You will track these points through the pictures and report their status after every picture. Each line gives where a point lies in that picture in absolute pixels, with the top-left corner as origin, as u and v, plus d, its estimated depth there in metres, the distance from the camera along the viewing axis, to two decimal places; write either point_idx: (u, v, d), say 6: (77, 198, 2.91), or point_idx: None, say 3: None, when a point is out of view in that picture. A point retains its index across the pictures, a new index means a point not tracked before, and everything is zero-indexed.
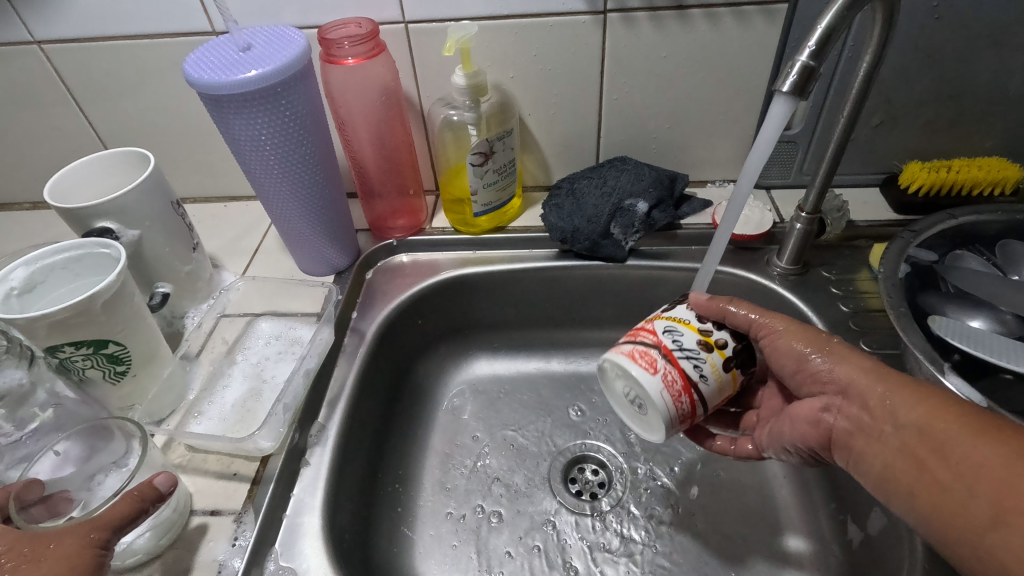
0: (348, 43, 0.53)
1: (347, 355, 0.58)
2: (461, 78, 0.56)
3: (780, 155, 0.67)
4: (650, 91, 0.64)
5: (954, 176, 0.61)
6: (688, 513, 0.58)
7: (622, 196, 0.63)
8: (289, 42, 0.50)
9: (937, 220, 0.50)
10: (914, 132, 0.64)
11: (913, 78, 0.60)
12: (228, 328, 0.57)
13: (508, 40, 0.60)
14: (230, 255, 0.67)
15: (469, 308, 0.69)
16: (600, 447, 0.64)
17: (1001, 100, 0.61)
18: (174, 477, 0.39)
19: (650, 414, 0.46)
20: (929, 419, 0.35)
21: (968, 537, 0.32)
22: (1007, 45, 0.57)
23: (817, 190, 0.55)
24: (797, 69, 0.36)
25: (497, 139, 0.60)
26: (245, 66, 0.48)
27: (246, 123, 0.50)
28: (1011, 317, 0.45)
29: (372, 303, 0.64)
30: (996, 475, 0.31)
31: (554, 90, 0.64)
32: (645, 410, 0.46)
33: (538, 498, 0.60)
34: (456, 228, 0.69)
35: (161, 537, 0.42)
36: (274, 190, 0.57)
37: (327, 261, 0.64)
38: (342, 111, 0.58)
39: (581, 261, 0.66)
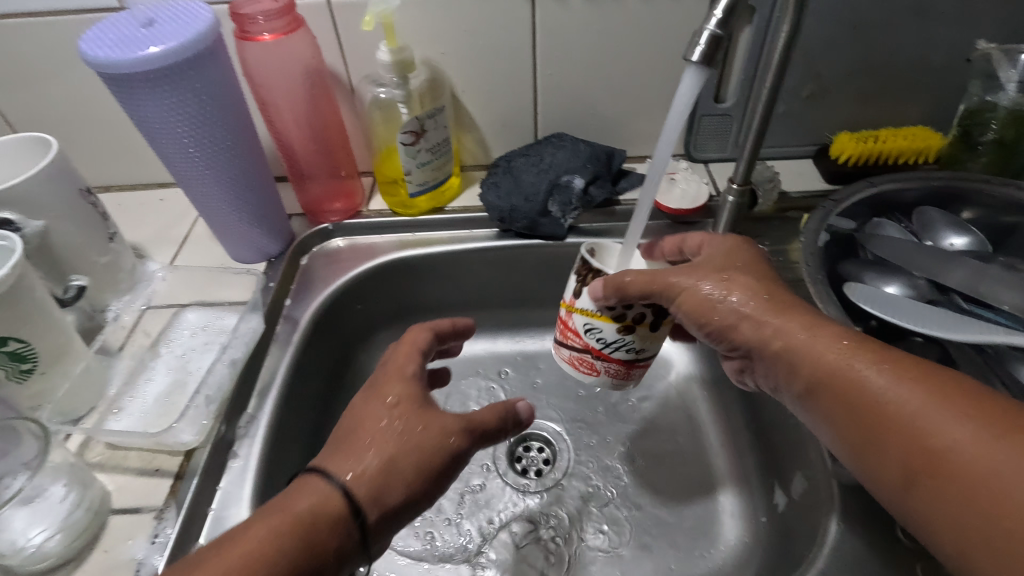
0: (262, 17, 0.50)
1: (280, 344, 0.56)
2: (386, 55, 0.55)
3: (717, 129, 0.67)
4: (585, 66, 0.63)
5: (881, 145, 0.62)
6: (629, 486, 0.59)
7: (558, 173, 0.63)
8: (195, 17, 0.47)
9: (858, 190, 0.51)
10: (844, 103, 0.65)
11: (840, 49, 0.60)
12: (152, 320, 0.55)
13: (434, 13, 0.58)
14: (156, 245, 0.65)
15: (411, 292, 0.68)
16: (546, 424, 0.65)
17: (924, 71, 0.62)
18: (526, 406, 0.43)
19: (596, 361, 0.47)
20: (851, 370, 0.35)
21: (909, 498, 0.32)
22: (927, 15, 0.58)
23: (746, 162, 0.55)
24: (704, 38, 0.36)
25: (427, 118, 0.59)
26: (147, 43, 0.45)
27: (154, 104, 0.48)
28: (924, 281, 0.46)
29: (306, 289, 0.62)
30: (917, 432, 0.32)
31: (486, 66, 0.62)
32: (590, 345, 0.46)
33: (483, 476, 0.60)
34: (394, 210, 0.67)
35: (73, 537, 0.40)
36: (193, 175, 0.54)
37: (257, 247, 0.62)
38: (262, 91, 0.56)
39: (521, 241, 0.65)
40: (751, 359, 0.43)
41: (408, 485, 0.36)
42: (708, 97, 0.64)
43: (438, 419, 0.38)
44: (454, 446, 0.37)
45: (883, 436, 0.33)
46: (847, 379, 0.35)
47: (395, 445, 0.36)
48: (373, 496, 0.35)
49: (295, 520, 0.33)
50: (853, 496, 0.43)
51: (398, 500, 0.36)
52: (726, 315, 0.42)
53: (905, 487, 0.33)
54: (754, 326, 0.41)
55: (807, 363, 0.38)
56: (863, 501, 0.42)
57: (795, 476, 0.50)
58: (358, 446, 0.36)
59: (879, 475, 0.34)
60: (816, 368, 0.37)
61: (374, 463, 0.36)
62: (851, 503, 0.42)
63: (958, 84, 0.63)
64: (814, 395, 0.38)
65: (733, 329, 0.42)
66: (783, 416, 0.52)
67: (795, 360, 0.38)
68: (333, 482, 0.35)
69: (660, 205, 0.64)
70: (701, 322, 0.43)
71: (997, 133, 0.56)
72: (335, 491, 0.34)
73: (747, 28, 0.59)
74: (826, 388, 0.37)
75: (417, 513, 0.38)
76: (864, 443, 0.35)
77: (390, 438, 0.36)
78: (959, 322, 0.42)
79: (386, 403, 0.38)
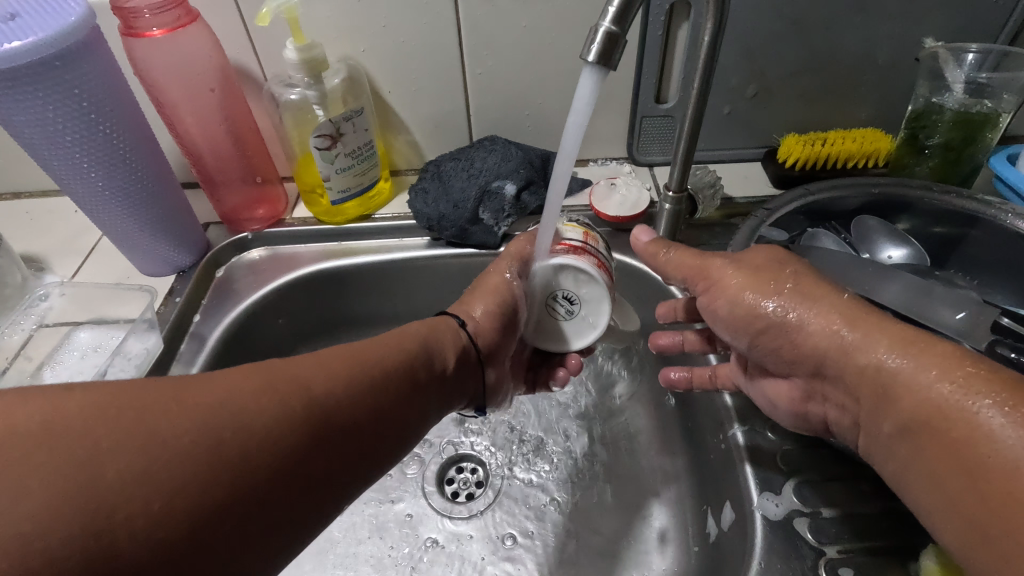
0: (148, 11, 0.46)
1: (183, 364, 0.52)
2: (292, 52, 0.51)
3: (659, 131, 0.64)
4: (516, 64, 0.59)
5: (828, 148, 0.59)
6: (561, 510, 0.56)
7: (489, 179, 0.59)
8: (63, 10, 0.43)
9: (794, 197, 0.48)
10: (790, 103, 0.62)
11: (782, 47, 0.57)
12: (40, 341, 0.51)
13: (348, 8, 0.54)
14: (59, 257, 0.60)
15: (339, 304, 0.64)
16: (481, 443, 0.62)
17: (870, 69, 0.59)
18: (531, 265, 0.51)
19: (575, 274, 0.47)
20: (965, 413, 0.28)
21: None
22: (871, 11, 0.55)
23: (680, 168, 0.52)
24: (599, 35, 0.32)
25: (343, 120, 0.55)
26: (4, 37, 0.41)
27: (24, 107, 0.43)
28: (858, 298, 0.43)
29: (219, 304, 0.58)
30: None
31: (411, 64, 0.59)
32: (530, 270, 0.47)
33: (409, 502, 0.58)
34: (319, 218, 0.63)
35: None
36: (79, 184, 0.49)
37: (165, 259, 0.58)
38: (158, 93, 0.51)
39: (454, 250, 0.62)
40: (822, 383, 0.37)
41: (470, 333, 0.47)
42: (647, 97, 0.61)
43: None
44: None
45: (1007, 506, 0.26)
46: (956, 425, 0.28)
47: (484, 297, 0.50)
48: (389, 370, 0.39)
49: (263, 381, 0.32)
50: (777, 531, 0.40)
51: (460, 344, 0.47)
52: (819, 343, 0.35)
53: (981, 538, 0.27)
54: (841, 352, 0.34)
55: (902, 401, 0.31)
56: (787, 537, 0.39)
57: (724, 503, 0.47)
58: (407, 331, 0.44)
59: (942, 511, 0.29)
60: (916, 404, 0.30)
61: (479, 313, 0.49)
62: (776, 538, 0.39)
63: (906, 84, 0.60)
64: (909, 438, 0.31)
65: (818, 356, 0.35)
66: (715, 439, 0.49)
67: (889, 394, 0.32)
68: (413, 329, 0.45)
69: (598, 212, 0.61)
70: (746, 322, 0.38)
71: (943, 136, 0.53)
72: (417, 334, 0.44)
73: (683, 25, 0.56)
74: (923, 434, 0.30)
75: (473, 368, 0.49)
76: (982, 512, 0.27)
77: (457, 301, 0.48)
78: None
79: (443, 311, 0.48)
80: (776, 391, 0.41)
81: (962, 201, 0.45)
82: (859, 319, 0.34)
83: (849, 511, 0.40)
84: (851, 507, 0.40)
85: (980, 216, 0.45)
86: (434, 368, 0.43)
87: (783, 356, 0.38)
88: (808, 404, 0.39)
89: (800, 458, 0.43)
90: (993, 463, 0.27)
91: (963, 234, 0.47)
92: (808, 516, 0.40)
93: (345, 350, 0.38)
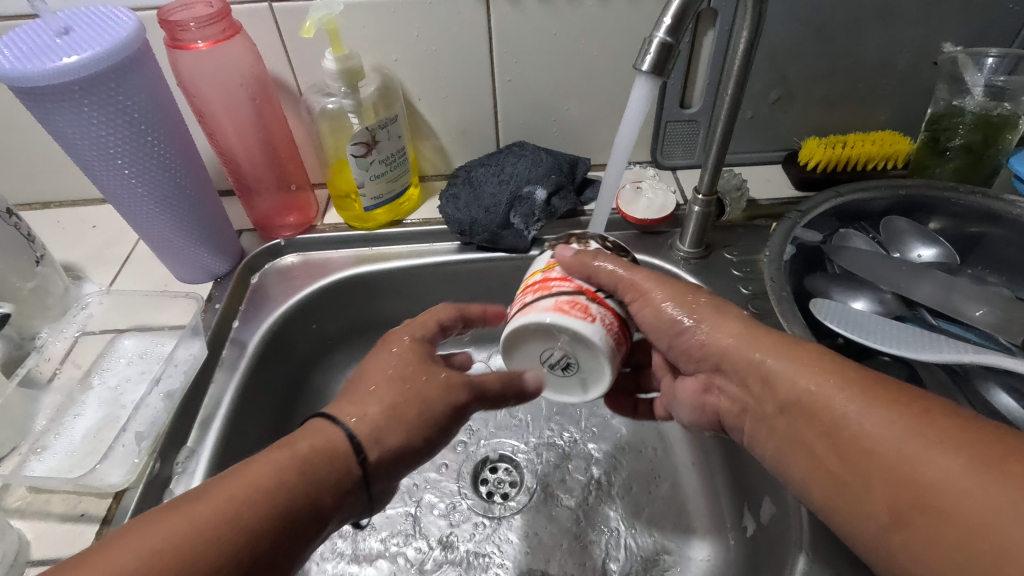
0: (194, 24, 0.47)
1: (225, 370, 0.53)
2: (331, 63, 0.52)
3: (683, 136, 0.65)
4: (545, 71, 0.60)
5: (850, 150, 0.61)
6: (599, 509, 0.56)
7: (519, 184, 0.60)
8: (115, 25, 0.44)
9: (824, 199, 0.49)
10: (811, 107, 0.63)
11: (805, 52, 0.59)
12: (86, 348, 0.52)
13: (384, 18, 0.55)
14: (96, 265, 0.61)
15: (371, 309, 0.65)
16: (514, 444, 0.62)
17: (890, 73, 0.60)
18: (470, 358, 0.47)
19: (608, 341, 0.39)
20: (820, 394, 0.32)
21: (882, 535, 0.29)
22: (893, 17, 0.56)
23: (710, 172, 0.53)
24: (654, 46, 0.34)
25: (379, 128, 0.56)
26: (61, 53, 0.42)
27: (76, 119, 0.44)
28: (892, 295, 0.44)
29: (256, 310, 0.59)
30: (896, 462, 0.28)
31: (442, 73, 0.60)
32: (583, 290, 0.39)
33: (444, 502, 0.58)
34: (350, 224, 0.64)
35: None
36: (125, 194, 0.50)
37: (202, 267, 0.59)
38: (200, 103, 0.52)
39: (484, 254, 0.63)
40: (720, 380, 0.41)
41: (411, 429, 0.36)
42: (672, 102, 0.62)
43: (441, 374, 0.39)
44: (455, 400, 0.38)
45: (863, 464, 0.29)
46: (816, 404, 0.32)
47: (400, 407, 0.36)
48: (373, 436, 0.35)
49: (295, 470, 0.32)
50: (822, 524, 0.41)
51: (399, 446, 0.36)
52: (737, 361, 0.37)
53: (889, 529, 0.28)
54: (738, 353, 0.38)
55: (775, 387, 0.35)
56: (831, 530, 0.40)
57: (763, 499, 0.48)
58: (369, 412, 0.36)
59: (813, 475, 0.33)
60: (787, 388, 0.34)
61: (394, 437, 0.36)
62: (819, 530, 0.41)
63: (925, 87, 0.61)
64: (783, 416, 0.35)
65: (719, 358, 0.39)
66: None
67: (766, 386, 0.36)
68: (338, 430, 0.35)
69: (626, 215, 0.62)
70: (665, 328, 0.41)
71: (963, 138, 0.55)
72: (340, 438, 0.34)
73: (710, 32, 0.57)
74: (792, 411, 0.34)
75: (416, 464, 0.38)
76: (843, 477, 0.31)
77: (399, 392, 0.37)
78: (925, 338, 0.40)
79: (370, 394, 0.37)
80: (690, 388, 0.45)
81: (988, 201, 0.47)
82: (761, 333, 0.37)
83: None
84: None
85: (1005, 215, 0.46)
86: (360, 478, 0.34)
87: (693, 355, 0.42)
88: (705, 395, 0.44)
89: None
90: (846, 431, 0.31)
91: (989, 233, 0.48)
92: None
93: (281, 445, 0.33)
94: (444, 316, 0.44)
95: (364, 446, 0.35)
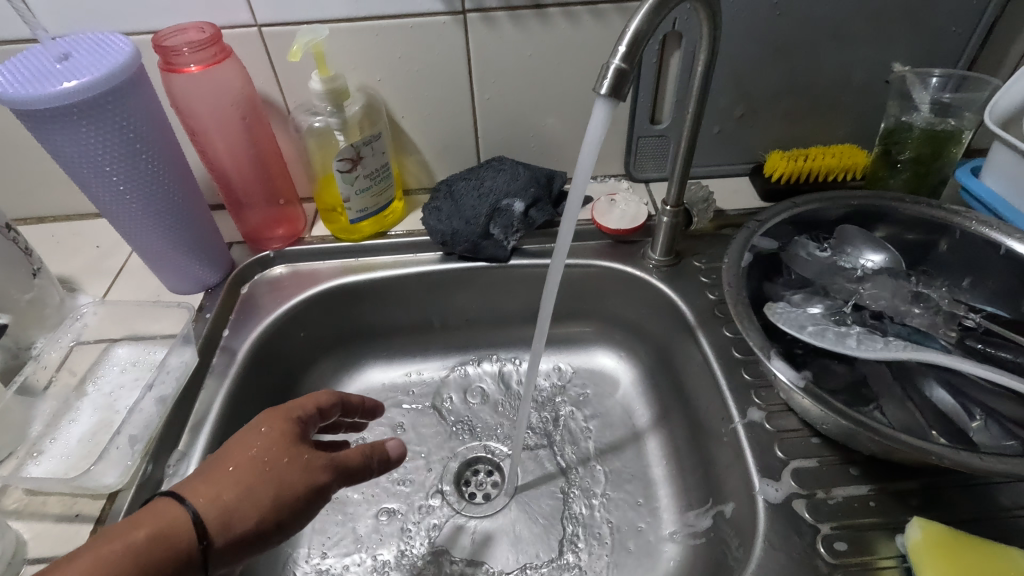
0: (187, 49, 0.50)
1: (216, 376, 0.55)
2: (317, 84, 0.55)
3: (654, 150, 0.68)
4: (521, 89, 0.64)
5: (811, 163, 0.64)
6: (576, 507, 0.59)
7: (498, 197, 0.63)
8: (113, 50, 0.47)
9: (781, 209, 0.52)
10: (774, 122, 0.67)
11: (765, 72, 0.63)
12: (80, 357, 0.54)
13: (368, 41, 0.58)
14: (89, 277, 0.63)
15: (357, 317, 0.68)
16: (495, 447, 0.65)
17: (846, 90, 0.64)
18: (402, 444, 0.43)
19: None
20: None
21: None
22: (845, 38, 0.60)
23: (677, 184, 0.56)
24: (610, 71, 0.37)
25: (363, 145, 0.59)
26: (61, 78, 0.44)
27: (74, 139, 0.47)
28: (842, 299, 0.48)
29: (245, 319, 0.61)
30: None
31: (424, 92, 0.63)
32: None
33: (428, 504, 0.60)
34: (337, 236, 0.67)
35: None
36: (120, 209, 0.53)
37: (194, 278, 0.61)
38: (192, 123, 0.55)
39: (465, 263, 0.65)
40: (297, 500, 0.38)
41: (261, 515, 0.36)
42: (643, 118, 0.66)
43: (304, 456, 0.39)
44: (318, 482, 0.38)
45: None
46: None
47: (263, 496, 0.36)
48: (223, 521, 0.35)
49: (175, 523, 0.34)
50: (778, 512, 0.44)
51: (247, 531, 0.36)
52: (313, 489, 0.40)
53: None
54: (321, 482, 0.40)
55: None
56: (786, 517, 0.43)
57: (726, 492, 0.50)
58: (217, 484, 0.36)
59: None
60: None
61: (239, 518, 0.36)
62: (775, 519, 0.43)
63: (879, 102, 0.65)
64: None
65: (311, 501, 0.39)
66: (716, 434, 0.53)
67: None
68: (185, 508, 0.35)
69: (600, 226, 0.65)
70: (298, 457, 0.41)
71: (911, 151, 0.58)
72: (186, 518, 0.35)
73: (676, 52, 0.61)
74: None
75: (267, 550, 0.37)
76: None
77: (256, 474, 0.37)
78: (870, 339, 0.43)
79: (227, 475, 0.37)
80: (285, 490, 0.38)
81: (932, 211, 0.51)
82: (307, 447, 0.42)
83: (842, 492, 0.44)
84: (843, 488, 0.44)
85: (948, 224, 0.50)
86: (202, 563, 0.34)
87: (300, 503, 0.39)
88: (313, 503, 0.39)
89: (796, 446, 0.47)
90: None
91: (934, 240, 0.52)
92: (805, 498, 0.44)
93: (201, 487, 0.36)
94: (325, 403, 0.44)
95: (210, 530, 0.35)
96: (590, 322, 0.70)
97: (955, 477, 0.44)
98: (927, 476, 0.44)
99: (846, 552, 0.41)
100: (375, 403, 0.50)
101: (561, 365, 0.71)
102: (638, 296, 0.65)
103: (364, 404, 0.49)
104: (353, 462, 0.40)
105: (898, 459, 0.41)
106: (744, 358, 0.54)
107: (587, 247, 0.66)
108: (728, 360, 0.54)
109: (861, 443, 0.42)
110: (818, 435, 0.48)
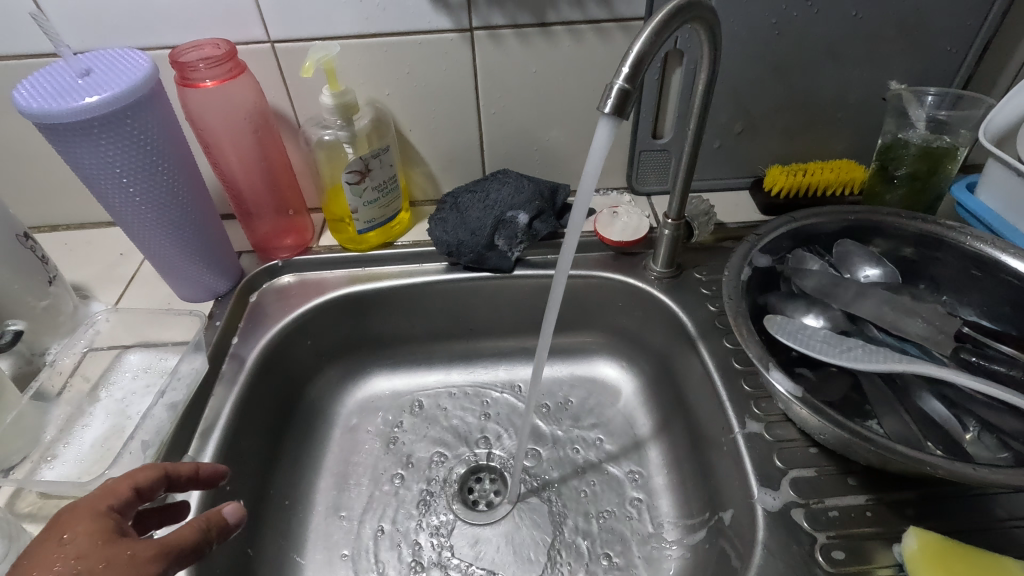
0: (203, 64, 0.52)
1: (225, 383, 0.56)
2: (328, 98, 0.56)
3: (655, 164, 0.70)
4: (525, 105, 0.65)
5: (810, 178, 0.66)
6: (577, 516, 0.60)
7: (503, 209, 0.65)
8: (133, 66, 0.49)
9: (781, 223, 0.53)
10: (773, 138, 0.68)
11: (765, 88, 0.64)
12: (93, 363, 0.55)
13: (377, 57, 0.60)
14: (102, 285, 0.64)
15: (363, 326, 0.69)
16: (498, 455, 0.66)
17: (844, 107, 0.66)
18: (242, 507, 0.38)
19: None
20: None
21: None
22: (842, 57, 0.62)
23: (678, 198, 0.57)
24: (614, 92, 0.38)
25: (372, 157, 0.60)
26: (83, 93, 0.46)
27: (93, 151, 0.48)
28: (840, 312, 0.49)
29: (255, 327, 0.62)
30: None
31: (431, 106, 0.64)
32: None
33: (432, 512, 0.61)
34: (344, 245, 0.68)
35: None
36: (135, 219, 0.54)
37: (204, 286, 0.62)
38: (206, 135, 0.57)
39: (469, 273, 0.67)
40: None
41: None
42: (645, 133, 0.67)
43: (125, 552, 0.32)
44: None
45: None
46: None
47: None
48: None
49: None
50: (777, 521, 0.44)
51: None
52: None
53: None
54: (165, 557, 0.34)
55: None
56: (785, 526, 0.44)
57: (726, 501, 0.51)
58: None
59: None
60: None
61: None
62: (775, 528, 0.44)
63: (877, 119, 0.67)
64: None
65: None
66: (717, 444, 0.53)
67: None
68: None
69: (603, 237, 0.66)
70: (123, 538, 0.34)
71: (908, 167, 0.60)
72: None
73: (677, 70, 0.62)
74: None
75: None
76: None
77: None
78: (867, 350, 0.44)
79: None
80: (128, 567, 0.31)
81: (928, 226, 0.52)
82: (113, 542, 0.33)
83: (840, 502, 0.45)
84: (842, 497, 0.45)
85: (945, 239, 0.51)
86: None
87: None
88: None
89: (795, 456, 0.48)
90: None
91: (930, 255, 0.53)
92: (804, 507, 0.45)
93: None
94: (139, 484, 0.38)
95: None
96: (593, 332, 0.71)
97: (952, 488, 0.45)
98: (923, 486, 0.45)
99: (844, 561, 0.42)
100: (216, 469, 0.44)
101: (564, 374, 0.72)
102: (640, 307, 0.66)
103: (199, 472, 0.43)
104: (183, 543, 0.34)
105: (895, 470, 0.42)
106: (744, 369, 0.55)
107: (590, 259, 0.67)
108: (728, 371, 0.55)
109: (858, 454, 0.42)
110: (817, 446, 0.49)
